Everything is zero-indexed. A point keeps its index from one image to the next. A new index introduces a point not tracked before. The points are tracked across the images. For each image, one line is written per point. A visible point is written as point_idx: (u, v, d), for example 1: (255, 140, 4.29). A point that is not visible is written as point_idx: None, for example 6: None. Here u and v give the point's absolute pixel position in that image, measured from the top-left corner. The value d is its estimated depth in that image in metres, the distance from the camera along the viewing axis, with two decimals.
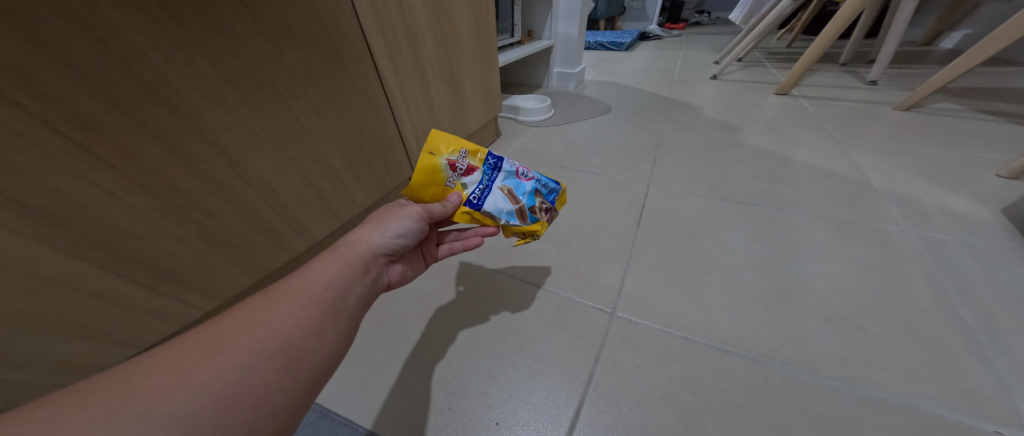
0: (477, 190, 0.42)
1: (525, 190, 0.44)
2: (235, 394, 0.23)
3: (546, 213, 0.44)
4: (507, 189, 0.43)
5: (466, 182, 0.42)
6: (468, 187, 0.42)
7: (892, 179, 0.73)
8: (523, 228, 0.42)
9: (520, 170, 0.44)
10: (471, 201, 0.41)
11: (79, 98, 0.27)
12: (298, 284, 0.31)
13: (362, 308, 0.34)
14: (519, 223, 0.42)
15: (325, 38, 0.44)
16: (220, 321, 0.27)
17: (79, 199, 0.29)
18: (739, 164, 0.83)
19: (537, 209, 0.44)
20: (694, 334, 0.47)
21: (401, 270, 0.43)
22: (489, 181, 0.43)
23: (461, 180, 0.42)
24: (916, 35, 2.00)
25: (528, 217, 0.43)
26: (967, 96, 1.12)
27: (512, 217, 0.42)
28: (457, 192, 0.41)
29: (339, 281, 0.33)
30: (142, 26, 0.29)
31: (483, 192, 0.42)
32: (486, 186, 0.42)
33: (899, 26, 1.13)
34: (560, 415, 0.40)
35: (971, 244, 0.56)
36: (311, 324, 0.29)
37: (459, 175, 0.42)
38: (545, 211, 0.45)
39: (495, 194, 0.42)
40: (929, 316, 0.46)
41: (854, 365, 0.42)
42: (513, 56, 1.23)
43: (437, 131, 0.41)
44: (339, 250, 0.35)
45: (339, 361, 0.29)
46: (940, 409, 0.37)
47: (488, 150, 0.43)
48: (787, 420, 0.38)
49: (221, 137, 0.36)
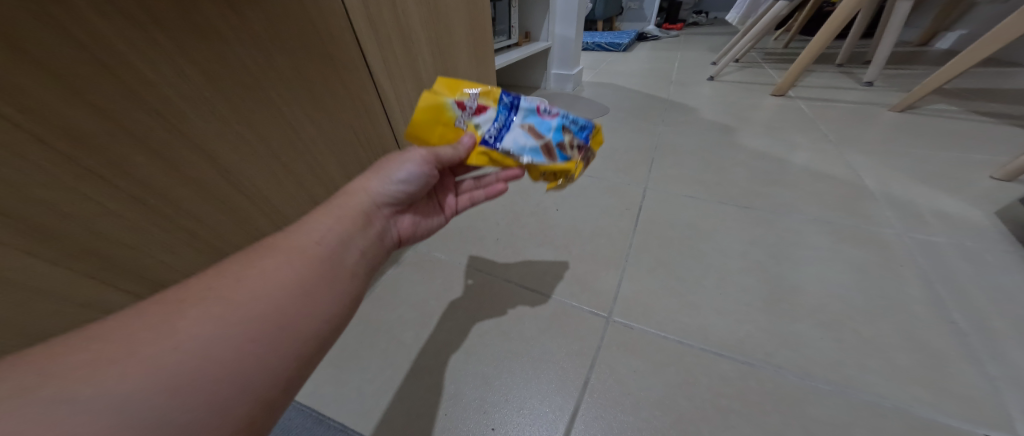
0: (492, 129, 0.39)
1: (550, 126, 0.39)
2: (191, 362, 0.21)
3: (579, 151, 0.38)
4: (527, 125, 0.39)
5: (478, 122, 0.39)
6: (482, 127, 0.39)
7: (887, 181, 0.73)
8: (551, 166, 0.37)
9: (545, 107, 0.40)
10: (485, 140, 0.38)
11: (67, 110, 0.27)
12: (289, 242, 0.30)
13: (361, 266, 0.33)
14: (545, 160, 0.37)
15: (317, 44, 0.44)
16: (207, 279, 0.26)
17: (71, 212, 0.29)
18: (735, 166, 0.83)
19: (567, 146, 0.38)
20: (689, 339, 0.47)
21: (411, 220, 0.42)
22: (505, 120, 0.39)
23: (472, 120, 0.40)
24: (912, 35, 2.01)
25: (556, 154, 0.37)
26: (962, 97, 1.12)
27: (536, 154, 0.37)
28: (468, 133, 0.39)
29: (332, 238, 0.32)
30: (132, 38, 0.29)
31: (498, 131, 0.39)
32: (503, 125, 0.39)
33: (895, 28, 1.14)
34: (555, 420, 0.40)
35: (966, 246, 0.56)
36: (296, 281, 0.28)
37: (470, 116, 0.40)
38: (578, 148, 0.39)
39: (513, 132, 0.39)
40: (923, 319, 0.46)
41: (847, 369, 0.42)
42: (511, 58, 1.23)
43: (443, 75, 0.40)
44: (337, 204, 0.35)
45: (330, 324, 0.28)
46: (933, 413, 0.37)
47: (503, 89, 0.40)
48: (780, 425, 0.38)
49: (213, 146, 0.36)
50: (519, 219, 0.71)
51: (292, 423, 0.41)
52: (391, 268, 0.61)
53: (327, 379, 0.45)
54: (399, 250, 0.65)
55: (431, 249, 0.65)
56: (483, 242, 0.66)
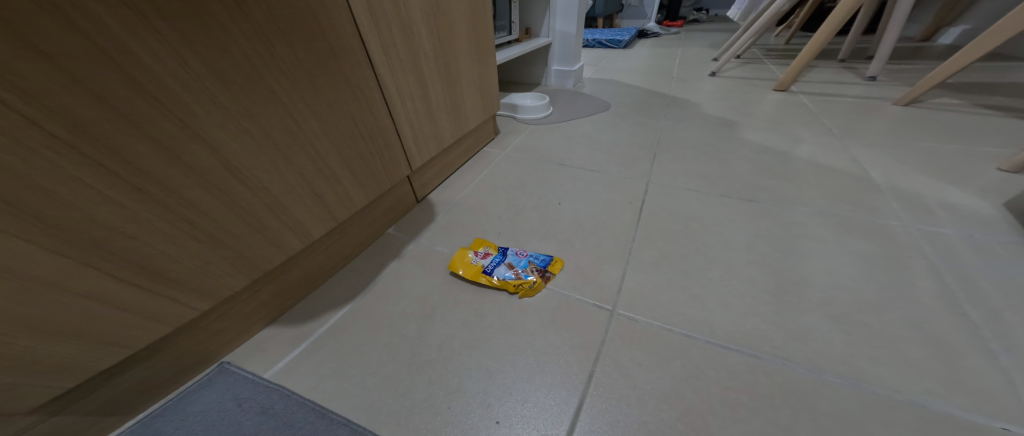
0: (491, 263, 0.57)
1: (522, 265, 0.57)
2: None
3: (539, 273, 0.55)
4: (510, 264, 0.57)
5: (482, 260, 0.58)
6: (483, 262, 0.58)
7: (893, 174, 0.72)
8: (520, 282, 0.54)
9: (520, 252, 0.59)
10: (486, 269, 0.56)
11: (66, 95, 0.27)
12: None
13: None
14: (516, 278, 0.54)
15: (319, 35, 0.43)
16: None
17: (68, 199, 0.28)
18: (738, 160, 0.83)
19: (532, 270, 0.56)
20: (696, 331, 0.46)
21: None
22: (499, 259, 0.58)
23: (480, 260, 0.58)
24: (913, 31, 2.01)
25: (523, 275, 0.55)
26: (966, 91, 1.12)
27: (512, 276, 0.55)
28: (475, 264, 0.57)
29: None
30: (129, 21, 0.29)
31: (493, 266, 0.57)
32: (497, 263, 0.57)
33: (898, 22, 1.13)
34: (560, 414, 0.39)
35: (974, 238, 0.56)
36: None
37: (479, 257, 0.59)
38: (539, 272, 0.55)
39: (502, 267, 0.56)
40: (934, 312, 0.46)
41: (857, 362, 0.41)
42: (511, 54, 1.22)
43: (462, 246, 0.62)
44: None
45: None
46: (946, 406, 0.37)
47: (495, 247, 0.60)
48: (790, 418, 0.38)
49: (213, 136, 0.35)
50: (521, 214, 0.70)
51: (294, 417, 0.40)
52: (393, 263, 0.61)
53: (330, 374, 0.44)
54: (401, 245, 0.64)
55: (433, 243, 0.64)
56: (485, 236, 0.65)
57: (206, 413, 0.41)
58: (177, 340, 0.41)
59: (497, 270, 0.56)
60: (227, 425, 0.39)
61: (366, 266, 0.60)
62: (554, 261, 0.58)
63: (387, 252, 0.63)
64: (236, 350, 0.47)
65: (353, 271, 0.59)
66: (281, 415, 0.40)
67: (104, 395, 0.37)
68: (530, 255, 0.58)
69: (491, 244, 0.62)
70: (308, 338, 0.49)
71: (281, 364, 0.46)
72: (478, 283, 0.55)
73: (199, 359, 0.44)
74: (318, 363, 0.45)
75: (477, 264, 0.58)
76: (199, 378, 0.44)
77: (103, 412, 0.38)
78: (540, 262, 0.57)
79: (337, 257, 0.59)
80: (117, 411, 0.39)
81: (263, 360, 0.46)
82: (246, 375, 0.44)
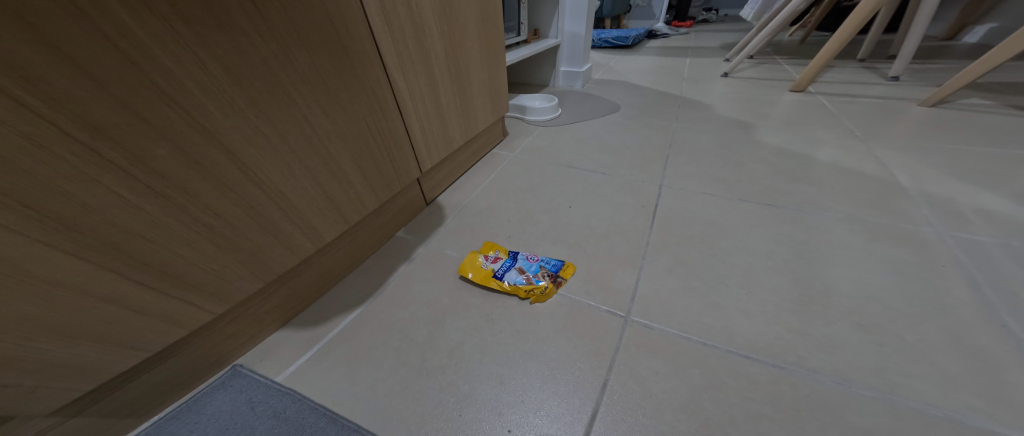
0: (501, 267, 0.56)
1: (533, 269, 0.56)
2: None
3: (548, 277, 0.55)
4: (520, 268, 0.56)
5: (493, 266, 0.57)
6: (494, 267, 0.57)
7: (922, 178, 0.70)
8: (528, 286, 0.53)
9: (532, 256, 0.59)
10: (496, 273, 0.56)
11: (90, 100, 0.27)
12: None
13: None
14: (524, 283, 0.54)
15: (333, 37, 0.43)
16: None
17: (89, 203, 0.28)
18: (755, 163, 0.81)
19: (541, 275, 0.55)
20: (714, 340, 0.45)
21: None
22: (509, 264, 0.57)
23: (490, 265, 0.57)
24: (937, 30, 1.95)
25: (532, 280, 0.54)
26: (996, 91, 1.08)
27: (520, 280, 0.54)
28: (486, 269, 0.57)
29: None
30: (152, 27, 0.29)
31: (504, 270, 0.56)
32: (506, 267, 0.56)
33: (922, 20, 1.09)
34: (573, 423, 0.38)
35: (1014, 246, 0.53)
36: None
37: (490, 262, 0.58)
38: (547, 276, 0.55)
39: (512, 272, 0.55)
40: (971, 323, 0.44)
41: (891, 376, 0.40)
42: (521, 55, 1.22)
43: (472, 250, 0.61)
44: None
45: None
46: (988, 423, 0.35)
47: (508, 251, 0.60)
48: (816, 431, 0.36)
49: (229, 137, 0.35)
50: (533, 217, 0.69)
51: (305, 421, 0.40)
52: (403, 266, 0.60)
53: (342, 377, 0.44)
54: (411, 248, 0.64)
55: (443, 246, 0.64)
56: (496, 239, 0.64)
57: (219, 416, 0.40)
58: (189, 344, 0.41)
59: (508, 274, 0.55)
60: (240, 428, 0.39)
61: (377, 269, 0.60)
62: (565, 266, 0.57)
63: (397, 255, 0.63)
64: (248, 353, 0.47)
65: (364, 274, 0.59)
66: (293, 420, 0.40)
67: (121, 398, 0.38)
68: (542, 259, 0.57)
69: (501, 248, 0.61)
70: (319, 342, 0.48)
71: (292, 368, 0.45)
72: (489, 287, 0.54)
73: (213, 362, 0.44)
74: (329, 366, 0.45)
75: (488, 268, 0.57)
76: (213, 381, 0.44)
77: (119, 416, 0.38)
78: (552, 266, 0.56)
79: (349, 260, 0.58)
80: (132, 414, 0.39)
81: (275, 363, 0.46)
82: (258, 378, 0.44)
